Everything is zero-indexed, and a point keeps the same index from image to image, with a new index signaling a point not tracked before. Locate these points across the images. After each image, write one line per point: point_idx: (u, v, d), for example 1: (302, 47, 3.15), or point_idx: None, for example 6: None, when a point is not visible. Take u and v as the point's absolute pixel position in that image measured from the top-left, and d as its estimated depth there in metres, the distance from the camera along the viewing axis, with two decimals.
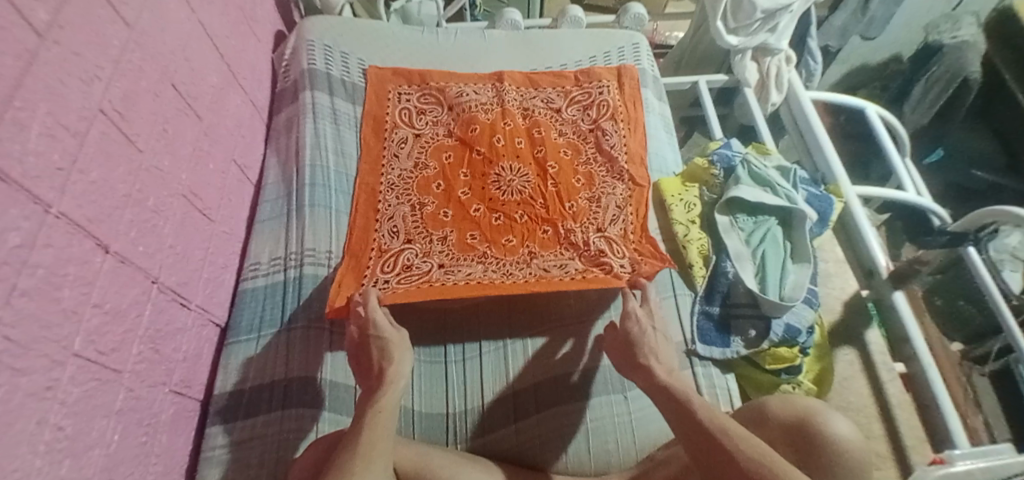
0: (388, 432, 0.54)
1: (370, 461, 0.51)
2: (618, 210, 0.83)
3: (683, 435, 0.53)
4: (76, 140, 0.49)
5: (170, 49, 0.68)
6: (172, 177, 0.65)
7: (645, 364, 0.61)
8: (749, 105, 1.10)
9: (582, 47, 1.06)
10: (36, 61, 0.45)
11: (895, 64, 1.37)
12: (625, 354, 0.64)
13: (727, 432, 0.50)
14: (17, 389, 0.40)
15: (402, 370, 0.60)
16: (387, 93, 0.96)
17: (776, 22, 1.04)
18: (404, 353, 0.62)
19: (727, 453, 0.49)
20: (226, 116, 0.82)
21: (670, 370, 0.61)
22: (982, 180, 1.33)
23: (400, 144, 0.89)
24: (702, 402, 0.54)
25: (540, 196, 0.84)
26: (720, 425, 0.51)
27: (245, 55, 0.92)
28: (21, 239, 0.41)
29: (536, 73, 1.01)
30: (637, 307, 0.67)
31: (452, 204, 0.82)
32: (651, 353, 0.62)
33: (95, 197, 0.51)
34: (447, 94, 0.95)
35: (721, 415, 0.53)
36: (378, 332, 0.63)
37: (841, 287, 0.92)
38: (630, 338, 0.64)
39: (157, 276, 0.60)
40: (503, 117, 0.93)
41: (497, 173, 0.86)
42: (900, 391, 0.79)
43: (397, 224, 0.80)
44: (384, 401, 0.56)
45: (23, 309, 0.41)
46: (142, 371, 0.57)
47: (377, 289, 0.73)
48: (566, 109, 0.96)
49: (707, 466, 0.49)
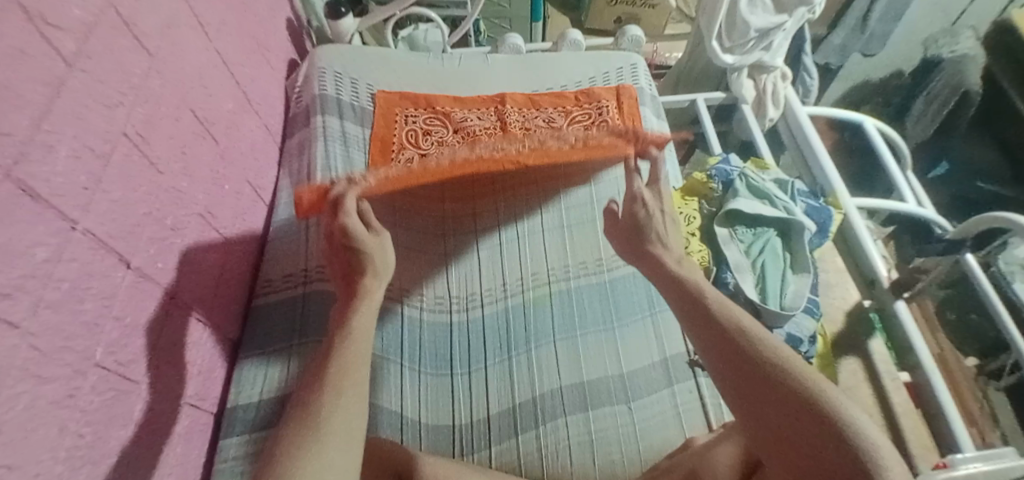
0: (362, 359, 0.50)
1: (340, 383, 0.46)
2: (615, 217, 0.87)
3: (696, 332, 0.46)
4: (101, 162, 0.52)
5: (188, 76, 0.72)
6: (190, 197, 0.68)
7: (652, 252, 0.62)
8: (748, 122, 1.13)
9: (582, 67, 1.10)
10: (64, 88, 0.49)
11: (895, 79, 1.42)
12: (631, 242, 0.66)
13: (742, 330, 0.43)
14: (41, 396, 0.43)
15: (376, 286, 0.60)
16: (395, 115, 1.00)
17: (771, 40, 1.06)
18: (383, 262, 0.63)
19: (738, 347, 0.41)
20: (241, 138, 0.86)
21: (679, 257, 0.60)
22: (985, 191, 1.33)
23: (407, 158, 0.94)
24: (717, 296, 0.49)
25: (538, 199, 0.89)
26: (735, 323, 0.44)
27: (260, 81, 0.96)
28: (47, 254, 0.44)
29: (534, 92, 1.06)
30: (644, 190, 0.70)
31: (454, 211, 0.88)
32: (660, 240, 0.63)
33: (117, 215, 0.54)
34: (451, 113, 1.00)
35: (735, 310, 0.46)
36: (357, 240, 0.63)
37: (842, 297, 0.94)
38: (637, 223, 0.66)
39: (173, 291, 0.63)
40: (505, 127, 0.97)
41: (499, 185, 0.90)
42: (903, 400, 0.80)
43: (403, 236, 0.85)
44: (358, 325, 0.53)
45: (48, 321, 0.44)
46: (159, 382, 0.59)
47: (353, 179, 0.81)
48: (566, 127, 0.99)
49: (727, 371, 0.41)
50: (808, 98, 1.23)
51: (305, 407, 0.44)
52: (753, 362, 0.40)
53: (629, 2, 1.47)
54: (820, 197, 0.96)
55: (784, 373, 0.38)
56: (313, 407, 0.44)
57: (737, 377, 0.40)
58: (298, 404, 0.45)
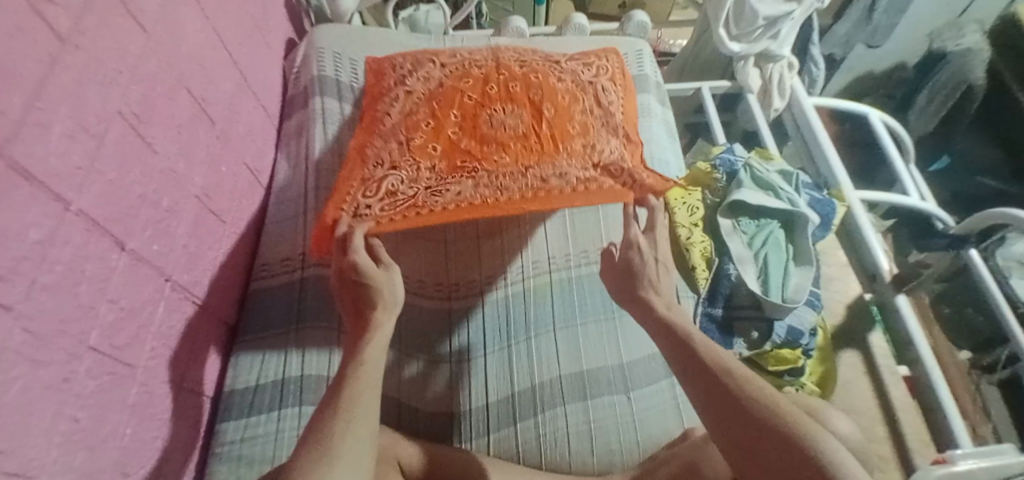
0: (373, 389, 0.51)
1: (352, 418, 0.48)
2: (614, 154, 0.82)
3: (683, 374, 0.48)
4: (96, 142, 0.51)
5: (185, 54, 0.70)
6: (186, 180, 0.67)
7: (644, 298, 0.59)
8: (751, 111, 1.12)
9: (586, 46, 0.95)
10: (58, 65, 0.47)
11: (898, 71, 1.39)
12: (625, 289, 0.62)
13: (729, 373, 0.46)
14: (36, 381, 0.42)
15: (387, 317, 0.58)
16: (384, 69, 0.92)
17: (778, 30, 1.04)
18: (392, 301, 0.60)
19: (727, 390, 0.44)
20: (238, 120, 0.84)
21: (670, 303, 0.59)
22: (987, 187, 1.30)
23: (405, 182, 0.75)
24: (703, 338, 0.51)
25: (535, 136, 0.79)
26: (722, 365, 0.47)
27: (257, 60, 0.94)
28: (41, 235, 0.43)
29: (543, 82, 0.84)
30: (640, 234, 0.66)
31: (443, 141, 0.78)
32: (651, 286, 0.61)
33: (113, 197, 0.53)
34: (448, 115, 0.80)
35: (720, 353, 0.49)
36: (365, 275, 0.61)
37: (842, 290, 0.93)
38: (630, 267, 0.63)
39: (170, 274, 0.62)
40: (512, 150, 0.78)
41: (490, 114, 0.80)
42: (903, 395, 0.80)
43: (382, 158, 0.77)
44: (368, 354, 0.53)
45: (43, 304, 0.43)
46: (155, 366, 0.58)
47: (360, 211, 0.72)
48: (566, 68, 0.90)
49: (716, 414, 0.44)
50: (812, 89, 1.20)
51: (319, 440, 0.45)
52: (743, 407, 0.43)
53: None
54: (823, 189, 0.95)
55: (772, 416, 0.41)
56: (328, 440, 0.45)
57: (729, 423, 0.42)
58: (308, 435, 0.46)
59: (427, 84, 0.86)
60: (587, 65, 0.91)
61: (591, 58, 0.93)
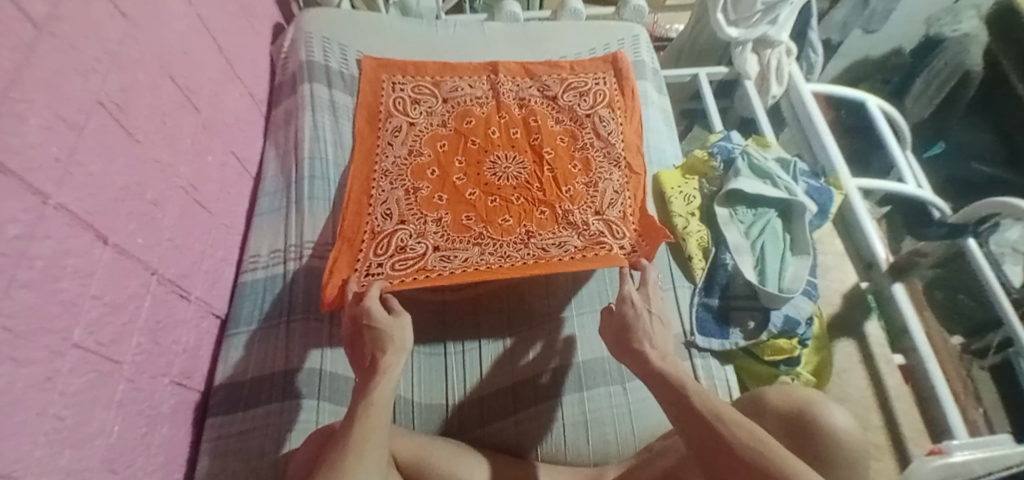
0: (382, 429, 0.53)
1: (363, 459, 0.50)
2: (615, 195, 0.82)
3: (676, 421, 0.50)
4: (75, 133, 0.49)
5: (167, 40, 0.67)
6: (171, 170, 0.65)
7: (638, 350, 0.60)
8: (749, 98, 1.10)
9: (571, 64, 0.98)
10: (34, 53, 0.45)
11: (895, 57, 1.36)
12: (620, 341, 0.62)
13: (721, 417, 0.48)
14: (17, 380, 0.41)
15: (396, 360, 0.58)
16: (381, 84, 0.93)
17: (777, 14, 1.03)
18: (402, 343, 0.60)
19: (724, 441, 0.46)
20: (224, 108, 0.81)
21: (665, 353, 0.59)
22: (982, 173, 1.27)
23: (414, 236, 0.75)
24: (697, 387, 0.52)
25: (537, 181, 0.83)
26: (715, 410, 0.49)
27: (243, 46, 0.91)
28: (20, 230, 0.41)
29: (542, 125, 0.89)
30: (634, 290, 0.66)
31: (447, 188, 0.81)
32: (645, 337, 0.61)
33: (94, 189, 0.51)
34: (453, 165, 0.84)
35: (716, 399, 0.50)
36: (375, 321, 0.62)
37: (839, 279, 0.93)
38: (625, 321, 0.63)
39: (156, 268, 0.60)
40: (516, 204, 0.80)
41: (492, 161, 0.85)
42: (898, 383, 0.81)
43: (390, 208, 0.79)
44: (378, 392, 0.55)
45: (23, 301, 0.42)
46: (143, 362, 0.57)
47: (371, 271, 0.71)
48: (562, 96, 0.94)
49: (708, 462, 0.46)
50: (811, 75, 1.18)
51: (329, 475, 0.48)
52: (744, 462, 0.44)
53: None
54: (821, 177, 0.94)
55: (773, 466, 0.43)
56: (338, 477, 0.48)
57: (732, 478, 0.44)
58: (319, 470, 0.49)
59: (430, 118, 0.90)
60: (584, 98, 0.93)
61: (586, 84, 0.95)
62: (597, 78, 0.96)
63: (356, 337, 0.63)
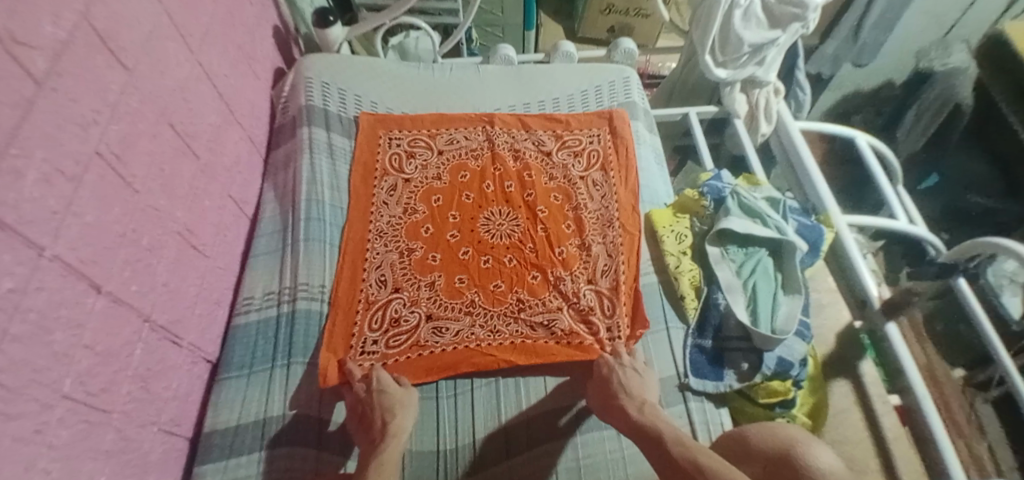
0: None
1: None
2: (608, 257, 0.83)
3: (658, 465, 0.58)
4: (72, 185, 0.50)
5: (167, 90, 0.70)
6: (168, 216, 0.66)
7: (619, 403, 0.64)
8: (738, 136, 1.13)
9: (567, 119, 1.00)
10: (34, 109, 0.47)
11: (886, 89, 1.41)
12: (602, 398, 0.66)
13: (701, 470, 0.54)
14: (5, 434, 0.41)
15: (404, 426, 0.64)
16: (378, 139, 0.96)
17: (764, 55, 1.05)
18: (409, 410, 0.66)
19: None
20: (223, 152, 0.83)
21: (642, 403, 0.65)
22: (976, 204, 1.29)
23: (407, 305, 0.77)
24: (671, 431, 0.60)
25: (530, 240, 0.84)
26: (695, 461, 0.55)
27: (243, 91, 0.94)
28: (14, 283, 0.42)
29: (536, 181, 0.91)
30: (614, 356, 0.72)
31: (441, 248, 0.83)
32: (624, 390, 0.65)
33: (90, 239, 0.52)
34: (447, 222, 0.86)
35: (694, 446, 0.57)
36: (384, 388, 0.67)
37: (833, 318, 0.92)
38: (605, 380, 0.68)
39: (149, 314, 0.61)
40: (508, 267, 0.81)
41: (486, 218, 0.86)
42: (894, 424, 0.79)
43: (385, 274, 0.80)
44: (388, 454, 0.61)
45: (15, 354, 0.42)
46: (132, 410, 0.57)
47: (367, 349, 0.73)
48: (556, 152, 0.96)
49: None
50: (800, 113, 1.22)
51: None
52: None
53: (622, 12, 1.51)
54: (811, 214, 0.95)
55: None
56: None
57: None
58: None
59: (424, 172, 0.92)
60: (576, 158, 0.95)
61: (580, 143, 0.97)
62: (592, 136, 0.98)
63: (360, 407, 0.67)
